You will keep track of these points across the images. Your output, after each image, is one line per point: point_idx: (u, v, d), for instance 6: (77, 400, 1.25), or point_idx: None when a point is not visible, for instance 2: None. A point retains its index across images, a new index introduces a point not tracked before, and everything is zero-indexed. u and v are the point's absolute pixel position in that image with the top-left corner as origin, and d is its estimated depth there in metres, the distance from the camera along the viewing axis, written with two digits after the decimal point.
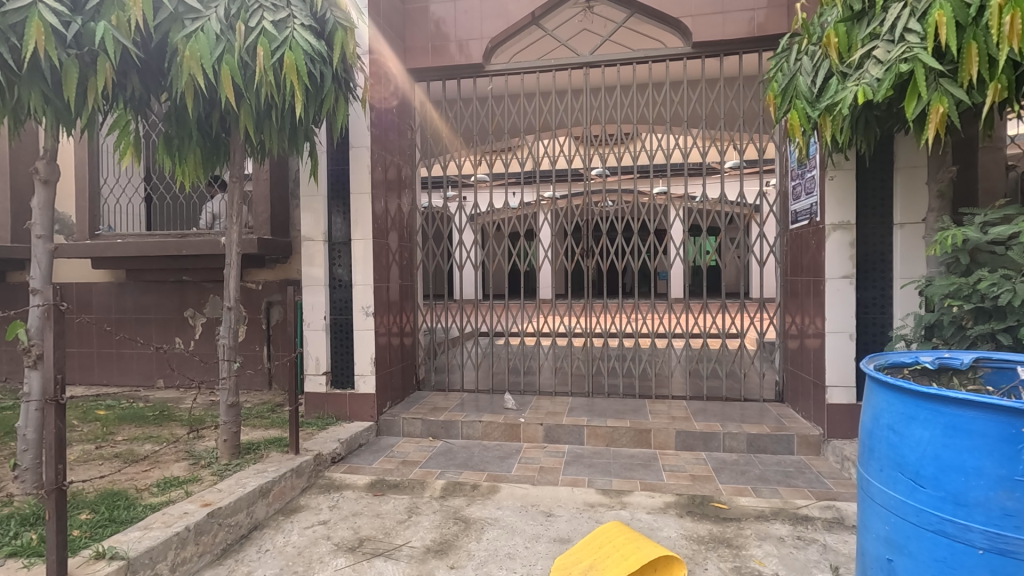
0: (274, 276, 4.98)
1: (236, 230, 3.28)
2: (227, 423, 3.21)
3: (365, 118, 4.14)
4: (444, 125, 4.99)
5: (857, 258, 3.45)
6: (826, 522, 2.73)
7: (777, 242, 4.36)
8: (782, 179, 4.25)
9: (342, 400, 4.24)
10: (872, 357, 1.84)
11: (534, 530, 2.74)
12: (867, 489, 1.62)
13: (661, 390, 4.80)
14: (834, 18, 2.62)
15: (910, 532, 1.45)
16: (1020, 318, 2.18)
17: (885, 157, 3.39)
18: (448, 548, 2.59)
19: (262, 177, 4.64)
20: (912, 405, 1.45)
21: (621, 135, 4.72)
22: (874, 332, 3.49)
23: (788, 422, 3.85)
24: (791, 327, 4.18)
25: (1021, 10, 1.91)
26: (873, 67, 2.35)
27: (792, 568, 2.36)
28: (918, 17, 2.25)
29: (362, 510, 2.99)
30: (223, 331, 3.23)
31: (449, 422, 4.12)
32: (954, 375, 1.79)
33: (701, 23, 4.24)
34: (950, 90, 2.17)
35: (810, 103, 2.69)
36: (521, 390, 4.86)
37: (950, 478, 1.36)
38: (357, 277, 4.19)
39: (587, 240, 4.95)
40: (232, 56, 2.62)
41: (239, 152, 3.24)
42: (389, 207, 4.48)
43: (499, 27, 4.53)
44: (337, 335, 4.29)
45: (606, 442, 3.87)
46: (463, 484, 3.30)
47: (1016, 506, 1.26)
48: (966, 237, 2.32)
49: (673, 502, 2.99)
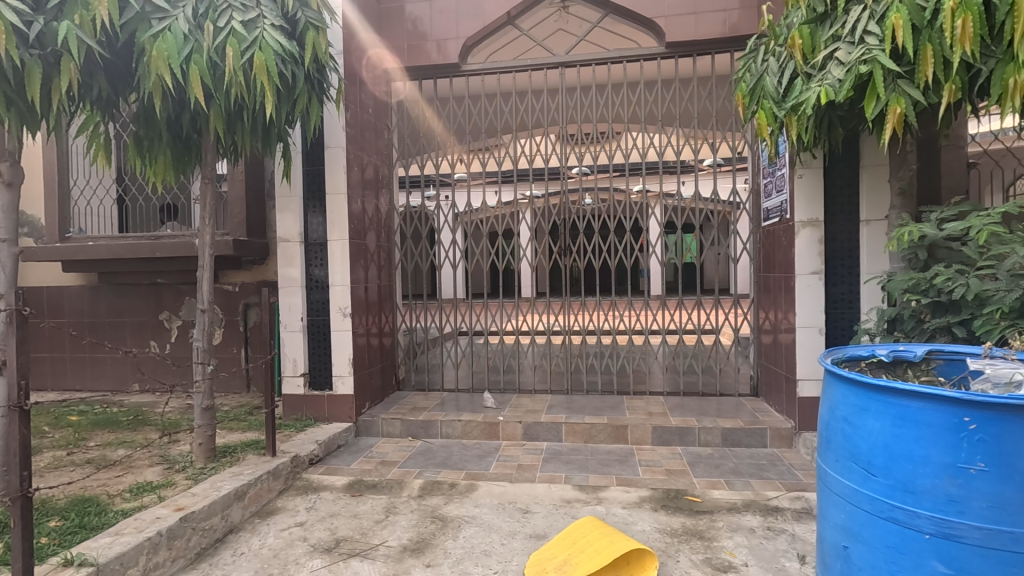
0: (251, 277, 4.94)
1: (210, 232, 3.25)
2: (202, 426, 3.19)
3: (340, 118, 4.11)
4: (421, 125, 4.97)
5: (826, 254, 3.53)
6: (796, 513, 2.79)
7: (751, 239, 4.43)
8: (755, 177, 4.32)
9: (320, 401, 4.22)
10: (831, 351, 1.89)
11: (511, 527, 2.77)
12: (825, 479, 1.67)
13: (639, 386, 4.86)
14: (799, 20, 2.68)
15: (864, 519, 1.50)
16: (973, 311, 2.26)
17: (851, 154, 3.46)
18: (424, 546, 2.60)
19: (237, 178, 4.59)
20: (864, 397, 1.50)
21: (606, 134, 4.69)
22: (843, 326, 3.57)
23: (762, 416, 3.92)
24: (765, 322, 4.26)
25: (971, 15, 1.99)
26: (835, 68, 2.42)
27: (762, 558, 2.41)
28: (877, 20, 2.32)
29: (339, 511, 2.99)
30: (197, 333, 3.20)
31: (428, 421, 4.13)
32: (908, 367, 1.84)
33: (674, 24, 4.29)
34: (907, 91, 2.24)
35: (776, 103, 2.76)
36: (502, 389, 4.89)
37: (899, 466, 1.41)
38: (335, 277, 4.18)
39: (564, 239, 5.00)
40: (200, 56, 2.59)
41: (211, 154, 3.20)
42: (366, 208, 4.48)
43: (475, 26, 4.53)
44: (315, 336, 4.27)
45: (584, 439, 3.91)
46: (441, 483, 3.31)
47: (960, 493, 1.32)
48: (923, 233, 2.39)
49: (648, 496, 3.04)
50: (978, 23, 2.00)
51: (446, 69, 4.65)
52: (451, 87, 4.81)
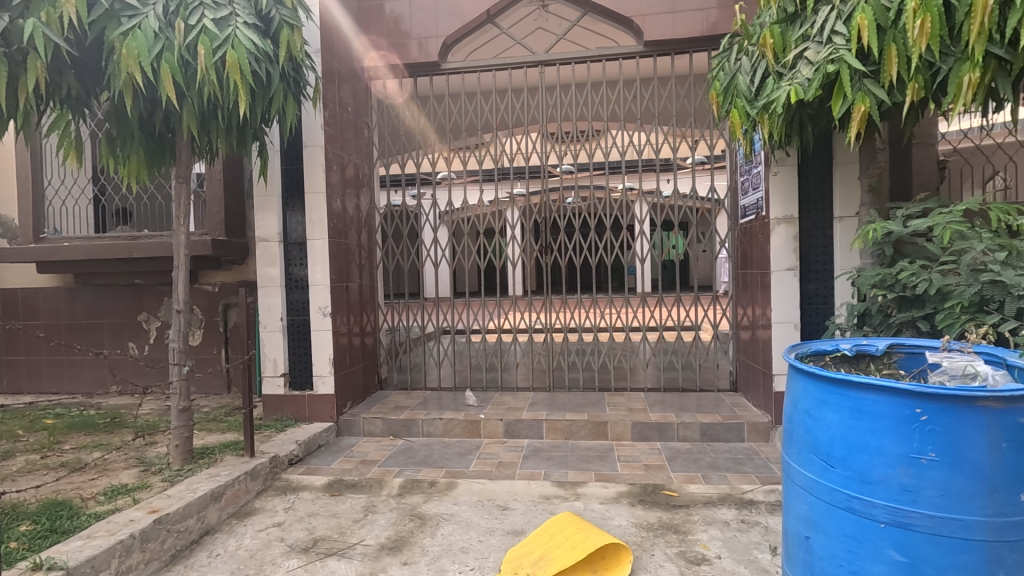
0: (230, 277, 4.90)
1: (185, 232, 3.22)
2: (179, 428, 3.16)
3: (318, 117, 4.08)
4: (401, 123, 4.95)
5: (800, 250, 3.59)
6: (769, 505, 2.84)
7: (729, 237, 4.48)
8: (732, 175, 4.37)
9: (301, 401, 4.20)
10: (797, 346, 1.92)
11: (489, 524, 2.78)
12: (788, 471, 1.70)
13: (621, 382, 4.90)
14: (770, 20, 2.71)
15: (823, 509, 1.54)
16: (936, 306, 2.32)
17: (824, 152, 3.52)
18: (402, 544, 2.60)
19: (215, 177, 4.55)
20: (824, 390, 1.53)
21: (588, 132, 4.71)
22: (817, 321, 3.63)
23: (740, 411, 3.97)
24: (743, 318, 4.31)
25: (931, 15, 2.03)
26: (805, 67, 2.45)
27: (734, 550, 2.45)
28: (844, 20, 2.35)
29: (318, 510, 2.98)
30: (173, 334, 3.17)
31: (409, 420, 4.13)
32: (871, 361, 1.88)
33: (652, 23, 4.31)
34: (873, 90, 2.28)
35: (749, 101, 2.78)
36: (484, 387, 4.90)
37: (857, 457, 1.44)
38: (315, 277, 4.16)
39: (545, 237, 5.02)
40: (171, 54, 2.57)
41: (186, 153, 3.17)
42: (347, 207, 4.47)
43: (455, 25, 4.53)
44: (295, 336, 4.25)
45: (565, 435, 3.94)
46: (421, 481, 3.31)
47: (913, 482, 1.36)
48: (888, 229, 2.44)
49: (626, 491, 3.07)
50: (937, 23, 2.04)
51: (426, 67, 4.65)
52: (431, 85, 4.81)
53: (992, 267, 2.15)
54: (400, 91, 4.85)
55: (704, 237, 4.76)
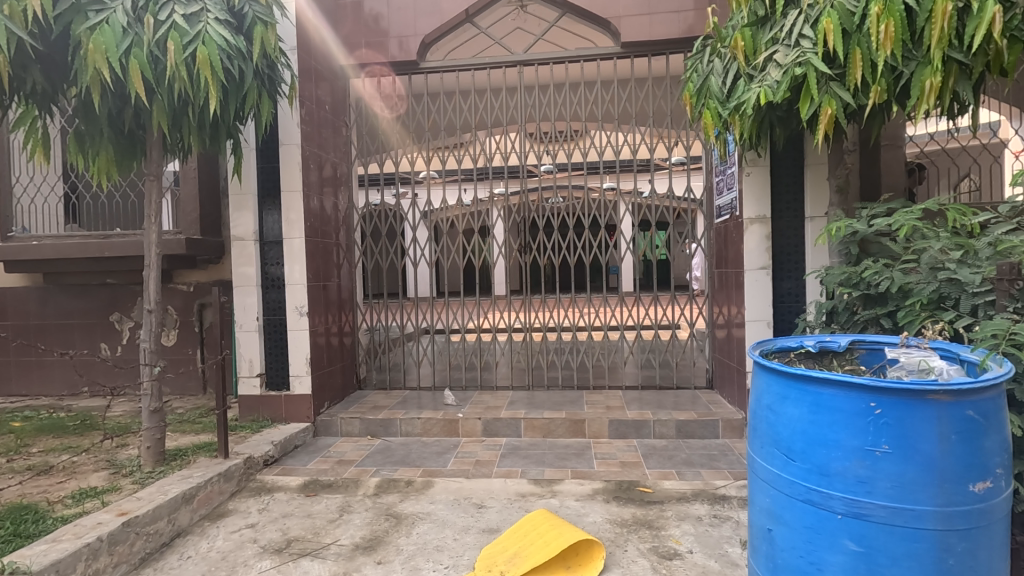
0: (206, 277, 4.84)
1: (156, 230, 3.17)
2: (150, 430, 3.11)
3: (294, 115, 4.04)
4: (380, 122, 4.92)
5: (772, 250, 3.65)
6: (741, 500, 2.89)
7: (705, 237, 4.54)
8: (708, 175, 4.42)
9: (278, 401, 4.16)
10: (763, 342, 1.96)
11: (465, 522, 2.78)
12: (753, 465, 1.73)
13: (601, 381, 4.93)
14: (741, 23, 2.74)
15: (785, 502, 1.57)
16: (899, 303, 2.38)
17: (795, 153, 3.58)
18: (377, 544, 2.60)
19: (189, 175, 4.48)
20: (785, 385, 1.57)
21: (567, 132, 4.73)
22: (789, 319, 3.69)
23: (715, 408, 4.03)
24: (719, 317, 4.37)
25: (893, 20, 2.09)
26: (774, 70, 2.49)
27: (706, 545, 2.48)
28: (811, 24, 2.39)
29: (293, 511, 2.96)
30: (144, 334, 3.12)
31: (387, 420, 4.11)
32: (834, 357, 1.93)
33: (629, 24, 4.34)
34: (839, 93, 2.33)
35: (721, 102, 2.82)
36: (464, 386, 4.90)
37: (816, 451, 1.48)
38: (291, 276, 4.12)
39: (525, 236, 5.03)
40: (140, 50, 2.53)
41: (157, 151, 3.12)
42: (324, 206, 4.44)
43: (433, 24, 4.52)
44: (272, 336, 4.21)
45: (543, 433, 3.96)
46: (398, 480, 3.31)
47: (868, 474, 1.40)
48: (854, 228, 2.50)
49: (601, 488, 3.10)
50: (899, 28, 2.10)
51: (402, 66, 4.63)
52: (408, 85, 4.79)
53: (948, 265, 2.22)
54: (378, 90, 4.82)
55: (683, 236, 4.80)
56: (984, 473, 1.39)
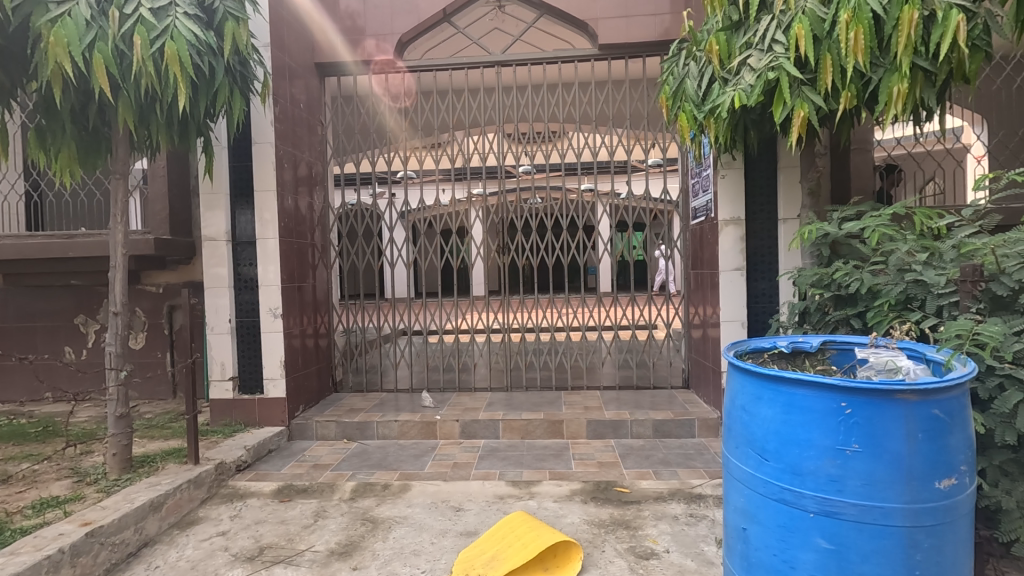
0: (176, 278, 4.72)
1: (122, 230, 3.06)
2: (116, 436, 3.01)
3: (268, 113, 3.96)
4: (356, 121, 4.87)
5: (747, 251, 3.71)
6: (716, 499, 2.92)
7: (681, 238, 4.59)
8: (684, 178, 4.48)
9: (251, 405, 4.07)
10: (737, 343, 1.99)
11: (442, 525, 2.76)
12: (727, 465, 1.75)
13: (579, 382, 4.95)
14: (716, 27, 2.78)
15: (759, 501, 1.59)
16: (868, 304, 2.44)
17: (767, 156, 3.65)
18: (352, 549, 2.56)
19: (158, 174, 4.36)
20: (759, 386, 1.59)
21: (546, 134, 4.74)
22: (763, 319, 3.76)
23: (691, 407, 4.08)
24: (695, 317, 4.42)
25: (862, 27, 2.14)
26: (747, 74, 2.52)
27: (682, 544, 2.51)
28: (783, 29, 2.44)
29: (266, 517, 2.90)
30: (110, 337, 3.02)
31: (364, 423, 4.06)
32: (806, 357, 1.97)
33: (606, 27, 4.37)
34: (810, 97, 2.37)
35: (696, 105, 2.84)
36: (443, 388, 4.86)
37: (788, 451, 1.50)
38: (265, 277, 4.03)
39: (504, 237, 5.01)
40: (105, 44, 2.45)
41: (123, 148, 3.02)
42: (299, 205, 4.37)
43: (410, 23, 4.49)
44: (244, 338, 4.12)
45: (522, 434, 3.95)
46: (374, 484, 3.26)
47: (839, 472, 1.42)
48: (825, 231, 2.56)
49: (579, 489, 3.10)
50: (868, 36, 2.15)
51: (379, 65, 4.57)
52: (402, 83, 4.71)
53: (915, 267, 2.28)
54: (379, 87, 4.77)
55: (659, 237, 4.85)
56: (949, 470, 1.42)
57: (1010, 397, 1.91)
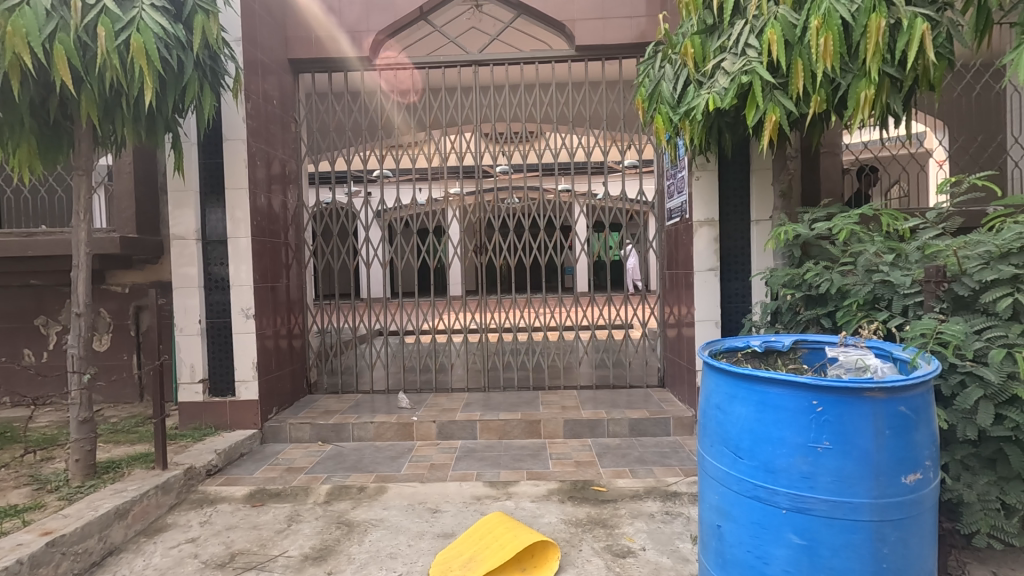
0: (142, 278, 4.58)
1: (85, 228, 2.96)
2: (79, 441, 2.91)
3: (239, 109, 3.87)
4: (331, 119, 4.79)
5: (720, 252, 3.76)
6: (691, 496, 2.96)
7: (657, 239, 4.65)
8: (659, 179, 4.53)
9: (221, 408, 3.98)
10: (712, 343, 2.02)
11: (419, 527, 2.74)
12: (702, 463, 1.77)
13: (556, 381, 4.96)
14: (690, 30, 2.80)
15: (733, 499, 1.62)
16: (837, 304, 2.50)
17: (740, 158, 3.71)
18: (327, 553, 2.52)
19: (124, 170, 4.23)
20: (733, 385, 1.61)
21: (523, 134, 4.74)
22: (736, 319, 3.82)
23: (666, 406, 4.13)
24: (670, 316, 4.48)
25: (832, 33, 2.18)
26: (722, 77, 2.55)
27: (657, 542, 2.53)
28: (756, 34, 2.47)
29: (237, 523, 2.83)
30: (73, 339, 2.91)
31: (340, 425, 4.00)
32: (779, 356, 2.01)
33: (583, 28, 4.39)
34: (782, 101, 2.42)
35: (672, 107, 2.87)
36: (419, 389, 4.82)
37: (762, 449, 1.52)
38: (236, 277, 3.94)
39: (480, 237, 4.98)
40: (66, 35, 2.36)
41: (86, 143, 2.92)
42: (272, 204, 4.28)
43: (387, 20, 4.45)
44: (215, 340, 4.02)
45: (499, 435, 3.95)
46: (350, 487, 3.22)
47: (811, 469, 1.45)
48: (797, 232, 2.61)
49: (557, 488, 3.11)
50: (837, 42, 2.20)
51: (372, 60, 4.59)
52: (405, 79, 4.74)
53: (882, 268, 2.34)
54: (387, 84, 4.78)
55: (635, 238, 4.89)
56: (915, 465, 1.46)
57: (972, 394, 1.98)
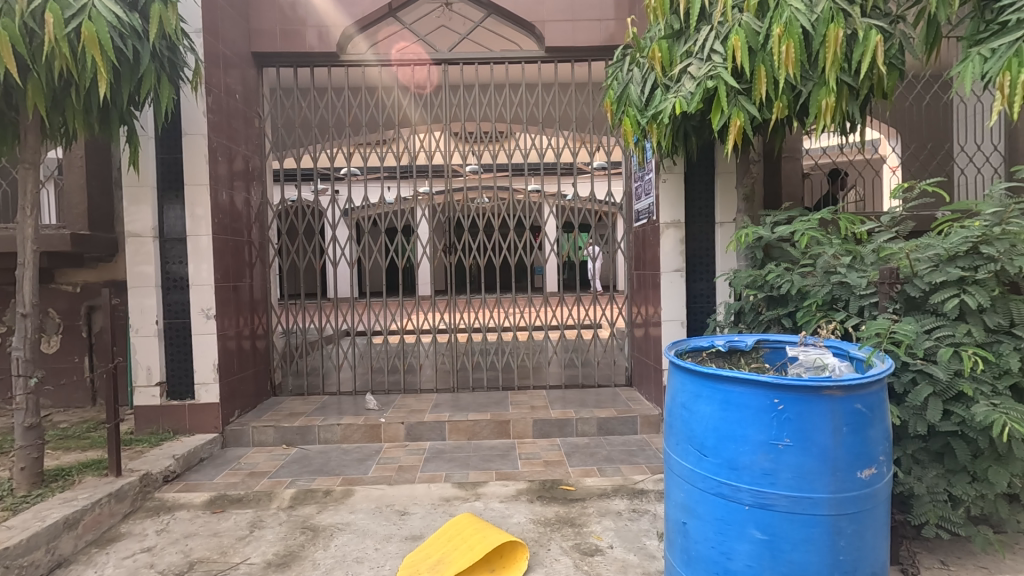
0: (95, 276, 4.39)
1: (31, 224, 2.81)
2: (24, 449, 2.77)
3: (199, 103, 3.74)
4: (296, 115, 4.67)
5: (686, 253, 3.84)
6: (658, 494, 3.01)
7: (624, 239, 4.70)
8: (628, 181, 4.58)
9: (180, 412, 3.84)
10: (678, 343, 2.05)
11: (386, 530, 2.70)
12: (669, 461, 1.80)
13: (526, 381, 4.97)
14: (658, 35, 2.84)
15: (698, 496, 1.64)
16: (798, 305, 2.58)
17: (705, 161, 3.79)
18: (291, 560, 2.46)
19: (75, 164, 4.04)
20: (698, 384, 1.64)
21: (493, 134, 4.73)
22: (701, 318, 3.90)
23: (634, 405, 4.19)
24: (637, 316, 4.54)
25: (793, 42, 2.25)
26: (688, 82, 2.59)
27: (625, 539, 2.56)
28: (721, 40, 2.53)
29: (197, 530, 2.74)
30: (17, 341, 2.76)
31: (305, 427, 3.92)
32: (742, 356, 2.06)
33: (553, 30, 4.41)
34: (746, 106, 2.47)
35: (640, 110, 2.90)
36: (387, 390, 4.75)
37: (726, 446, 1.56)
38: (196, 276, 3.81)
39: (449, 236, 4.92)
40: (11, 21, 2.24)
41: (33, 135, 2.78)
42: (235, 201, 4.16)
43: (354, 15, 4.38)
44: (173, 341, 3.88)
45: (468, 435, 3.93)
46: (315, 491, 3.15)
47: (772, 466, 1.49)
48: (759, 234, 2.69)
49: (526, 488, 3.12)
50: (798, 50, 2.27)
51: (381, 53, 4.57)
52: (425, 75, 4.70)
53: (839, 270, 2.43)
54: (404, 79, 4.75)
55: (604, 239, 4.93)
56: (870, 461, 1.52)
57: (922, 391, 2.07)
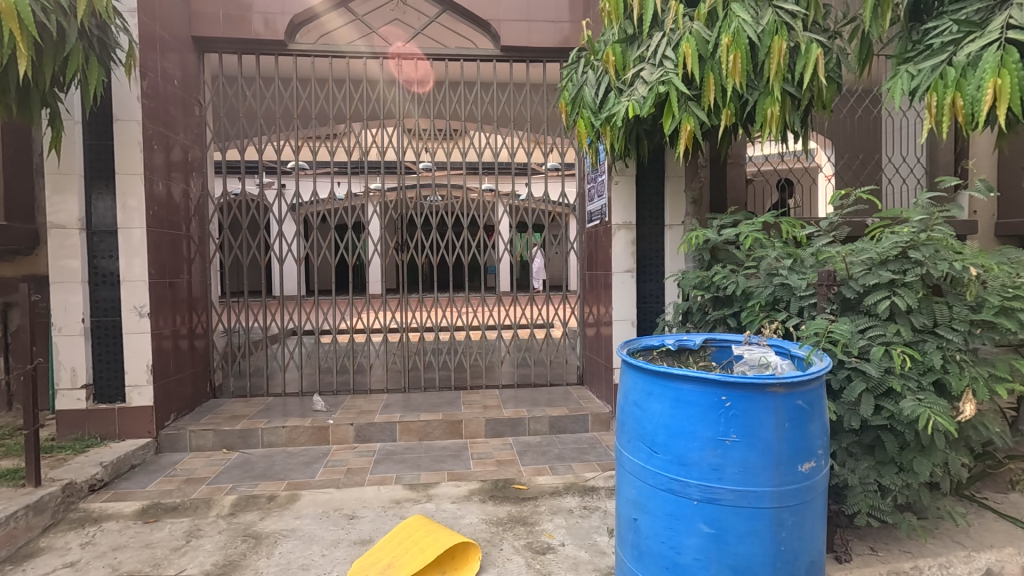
0: (12, 270, 4.06)
1: None
2: None
3: (133, 87, 3.51)
4: (240, 105, 4.46)
5: (637, 254, 3.92)
6: (608, 490, 3.06)
7: (577, 240, 4.75)
8: (581, 182, 4.64)
9: (109, 416, 3.60)
10: (629, 342, 2.09)
11: (334, 535, 2.62)
12: (620, 458, 1.82)
13: (478, 380, 4.95)
14: (612, 38, 2.87)
15: (649, 492, 1.68)
16: (742, 305, 2.68)
17: (656, 165, 3.88)
18: (232, 569, 2.35)
19: None
20: (650, 382, 1.67)
21: (448, 131, 4.65)
22: (650, 318, 3.99)
23: (584, 403, 4.24)
24: (589, 316, 4.59)
25: (739, 52, 2.32)
26: (640, 86, 2.63)
27: (576, 536, 2.58)
28: (673, 47, 2.58)
29: (127, 542, 2.57)
30: None
31: (247, 430, 3.75)
32: (690, 354, 2.11)
33: (507, 29, 4.41)
34: (695, 112, 2.54)
35: (594, 113, 2.92)
36: (336, 391, 4.62)
37: (676, 443, 1.59)
38: (129, 271, 3.58)
39: (402, 234, 4.82)
40: None
41: None
42: (172, 191, 3.94)
43: (304, 4, 4.24)
44: (102, 341, 3.63)
45: (419, 436, 3.87)
46: (258, 496, 3.02)
47: (720, 461, 1.54)
48: (707, 237, 2.78)
49: (477, 488, 3.10)
50: (744, 60, 2.35)
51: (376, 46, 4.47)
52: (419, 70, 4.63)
53: (782, 271, 2.54)
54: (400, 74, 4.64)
55: (557, 239, 4.96)
56: (809, 455, 1.59)
57: (856, 387, 2.20)
